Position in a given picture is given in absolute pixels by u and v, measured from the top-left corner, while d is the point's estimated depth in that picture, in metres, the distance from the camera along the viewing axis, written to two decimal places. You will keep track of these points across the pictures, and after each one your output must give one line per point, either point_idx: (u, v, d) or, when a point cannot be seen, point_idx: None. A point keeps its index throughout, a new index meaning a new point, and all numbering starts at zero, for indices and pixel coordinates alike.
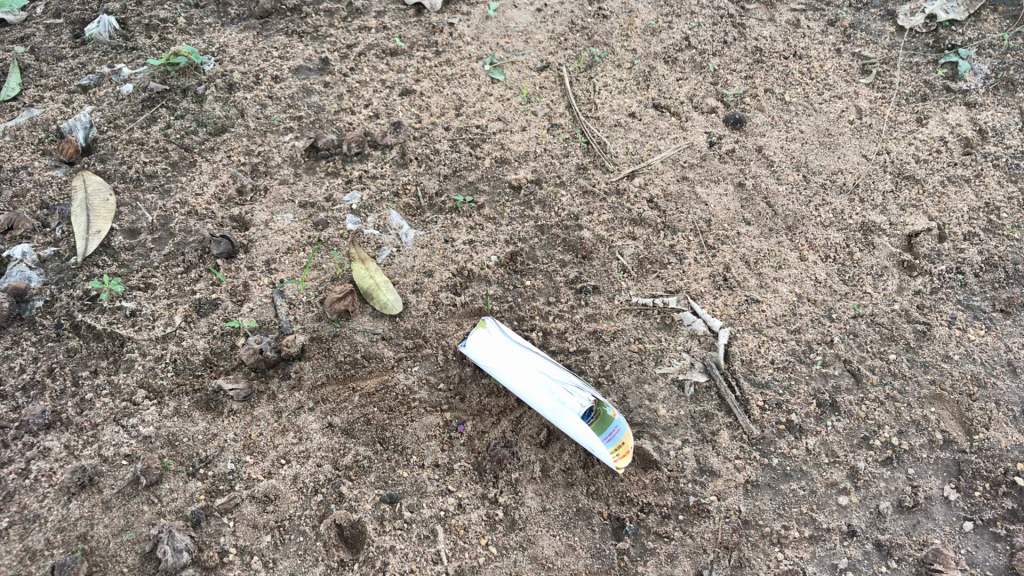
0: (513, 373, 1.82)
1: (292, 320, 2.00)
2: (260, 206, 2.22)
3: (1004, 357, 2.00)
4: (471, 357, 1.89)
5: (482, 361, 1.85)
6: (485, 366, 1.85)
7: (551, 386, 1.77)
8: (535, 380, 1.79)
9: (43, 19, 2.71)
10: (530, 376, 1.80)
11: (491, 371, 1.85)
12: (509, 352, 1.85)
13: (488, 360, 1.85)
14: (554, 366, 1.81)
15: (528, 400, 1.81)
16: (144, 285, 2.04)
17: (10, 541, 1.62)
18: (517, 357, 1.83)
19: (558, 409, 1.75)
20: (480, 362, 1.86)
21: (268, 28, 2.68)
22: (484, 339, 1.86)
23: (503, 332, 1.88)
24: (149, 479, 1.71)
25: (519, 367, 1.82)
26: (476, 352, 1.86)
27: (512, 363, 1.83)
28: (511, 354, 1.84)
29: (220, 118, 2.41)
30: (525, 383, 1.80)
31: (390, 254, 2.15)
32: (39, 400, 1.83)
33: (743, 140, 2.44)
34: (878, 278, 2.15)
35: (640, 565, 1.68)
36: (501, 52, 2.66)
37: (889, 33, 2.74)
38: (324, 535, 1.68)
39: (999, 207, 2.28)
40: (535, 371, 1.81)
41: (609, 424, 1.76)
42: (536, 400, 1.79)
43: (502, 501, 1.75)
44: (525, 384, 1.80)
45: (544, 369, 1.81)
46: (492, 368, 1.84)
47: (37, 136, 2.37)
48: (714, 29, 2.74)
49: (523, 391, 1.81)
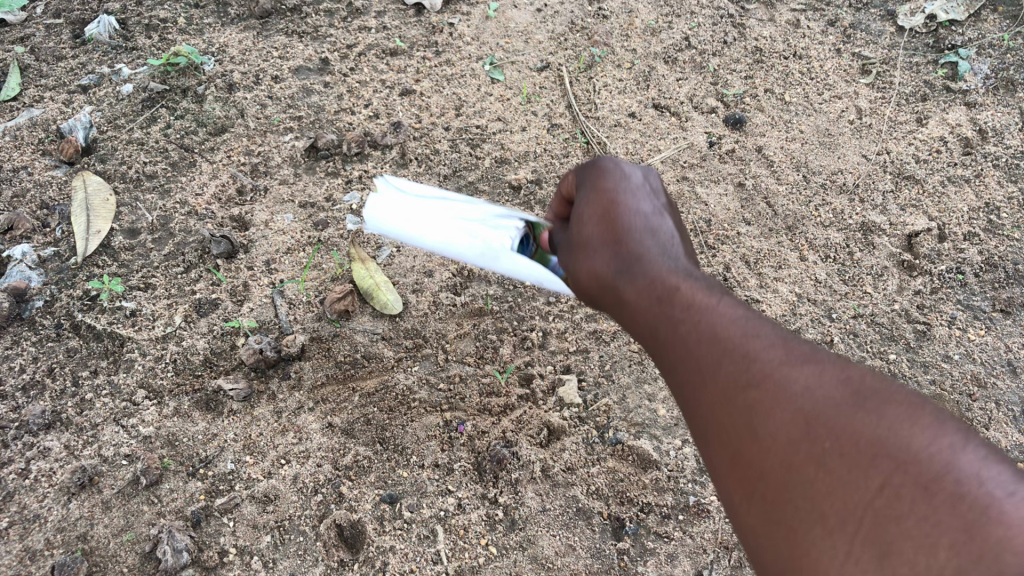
0: (425, 226, 1.39)
1: (292, 320, 2.00)
2: (259, 206, 2.23)
3: (1004, 357, 2.00)
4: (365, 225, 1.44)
5: (380, 223, 1.41)
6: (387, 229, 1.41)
7: (473, 227, 1.37)
8: (453, 226, 1.38)
9: (43, 19, 2.71)
10: (445, 222, 1.39)
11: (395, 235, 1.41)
12: (411, 203, 1.43)
13: (386, 219, 1.40)
14: (471, 209, 1.44)
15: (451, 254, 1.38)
16: (144, 285, 2.04)
17: (10, 540, 1.62)
18: (423, 207, 1.42)
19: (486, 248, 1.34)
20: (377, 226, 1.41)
21: (268, 28, 2.67)
22: (375, 195, 1.43)
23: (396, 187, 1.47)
24: (148, 479, 1.71)
25: (429, 217, 1.40)
26: (369, 214, 1.41)
27: (418, 215, 1.41)
28: (414, 205, 1.43)
29: (221, 118, 2.41)
30: (441, 232, 1.38)
31: (390, 254, 2.16)
32: (38, 400, 1.83)
33: (743, 140, 2.44)
34: (878, 278, 2.14)
35: (641, 565, 1.68)
36: (501, 52, 2.66)
37: (889, 33, 2.73)
38: (324, 535, 1.68)
39: (999, 207, 2.29)
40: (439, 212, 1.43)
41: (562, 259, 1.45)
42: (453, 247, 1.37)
43: (502, 501, 1.75)
44: (443, 234, 1.38)
45: (460, 213, 1.42)
46: (396, 228, 1.40)
47: (37, 136, 2.37)
48: (714, 29, 2.74)
49: (442, 243, 1.38)
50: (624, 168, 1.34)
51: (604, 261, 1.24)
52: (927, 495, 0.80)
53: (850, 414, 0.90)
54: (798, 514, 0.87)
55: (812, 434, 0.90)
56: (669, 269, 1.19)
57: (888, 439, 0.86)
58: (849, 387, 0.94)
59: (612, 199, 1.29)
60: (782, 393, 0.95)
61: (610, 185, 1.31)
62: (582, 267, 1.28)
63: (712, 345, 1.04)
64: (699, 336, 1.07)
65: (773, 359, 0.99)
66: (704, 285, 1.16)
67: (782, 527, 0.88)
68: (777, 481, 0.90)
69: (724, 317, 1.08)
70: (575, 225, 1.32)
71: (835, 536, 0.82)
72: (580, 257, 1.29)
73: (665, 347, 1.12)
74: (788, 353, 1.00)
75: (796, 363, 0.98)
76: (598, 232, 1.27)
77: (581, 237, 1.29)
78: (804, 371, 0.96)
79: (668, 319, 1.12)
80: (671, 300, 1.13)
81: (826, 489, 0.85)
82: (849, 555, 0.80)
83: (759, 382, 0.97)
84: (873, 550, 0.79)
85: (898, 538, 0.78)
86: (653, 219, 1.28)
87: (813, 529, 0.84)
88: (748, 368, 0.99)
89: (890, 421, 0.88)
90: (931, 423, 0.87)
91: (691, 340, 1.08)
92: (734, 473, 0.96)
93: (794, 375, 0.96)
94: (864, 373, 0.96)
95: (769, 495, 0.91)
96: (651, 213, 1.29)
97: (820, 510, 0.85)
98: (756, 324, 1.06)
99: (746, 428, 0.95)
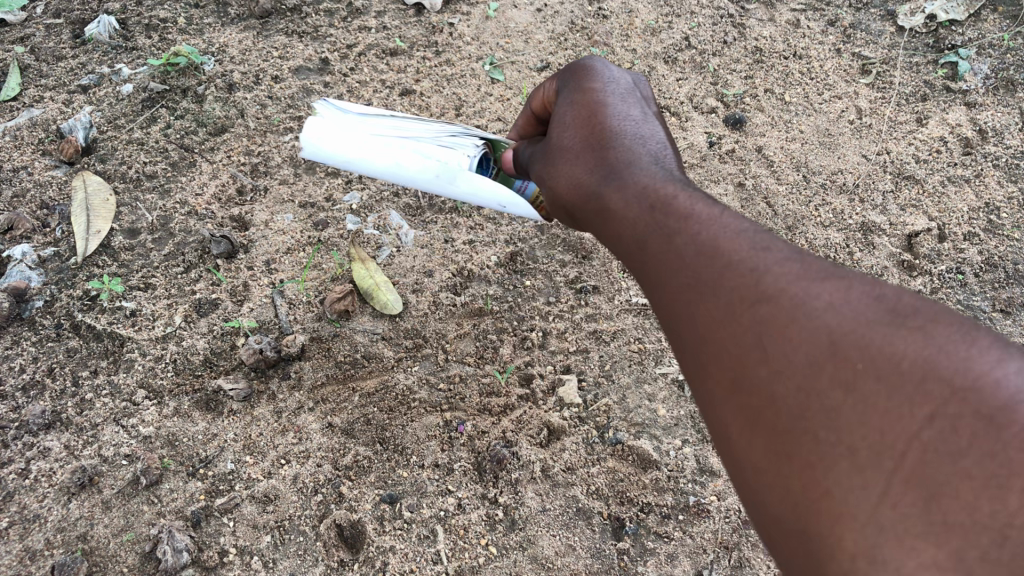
0: (381, 155, 1.68)
1: (292, 321, 2.01)
2: (259, 206, 2.23)
3: None
4: (325, 161, 1.72)
5: (340, 158, 1.70)
6: (347, 162, 1.70)
7: (425, 152, 1.66)
8: (406, 153, 1.67)
9: (43, 19, 2.70)
10: (398, 150, 1.68)
11: (356, 165, 1.71)
12: (361, 135, 1.69)
13: (344, 152, 1.69)
14: (418, 132, 1.69)
15: (411, 179, 1.70)
16: (144, 285, 2.04)
17: (10, 540, 1.62)
18: (373, 136, 1.69)
19: (442, 170, 1.66)
20: (338, 160, 1.70)
21: (268, 28, 2.67)
22: (326, 129, 1.68)
23: (340, 117, 1.70)
24: (149, 479, 1.71)
25: (381, 146, 1.68)
26: (328, 150, 1.69)
27: (372, 144, 1.68)
28: (364, 136, 1.69)
29: (220, 118, 2.41)
30: (397, 159, 1.68)
31: (390, 253, 2.16)
32: (38, 400, 1.83)
33: (743, 140, 2.44)
34: (878, 278, 2.14)
35: (641, 565, 1.68)
36: (501, 52, 2.66)
37: (889, 33, 2.73)
38: (324, 535, 1.68)
39: (999, 207, 2.29)
40: (391, 133, 1.69)
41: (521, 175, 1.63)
42: (410, 169, 1.68)
43: (502, 501, 1.75)
44: (398, 159, 1.68)
45: (408, 139, 1.69)
46: (356, 161, 1.70)
47: (37, 136, 2.37)
48: (714, 29, 2.73)
49: (400, 168, 1.68)
50: (608, 74, 1.47)
51: (585, 168, 1.31)
52: (983, 430, 0.73)
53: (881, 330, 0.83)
54: (818, 444, 0.79)
55: (835, 350, 0.83)
56: (665, 186, 1.17)
57: (932, 360, 0.79)
58: (878, 304, 0.87)
59: (593, 99, 1.41)
60: (803, 310, 0.88)
61: (593, 85, 1.44)
62: (562, 172, 1.36)
63: (712, 259, 1.00)
64: (700, 250, 1.02)
65: (791, 274, 0.93)
66: (706, 202, 1.12)
67: (797, 457, 0.80)
68: (794, 406, 0.82)
69: (730, 234, 1.02)
70: (555, 129, 1.43)
71: (868, 470, 0.74)
72: (560, 162, 1.37)
73: (664, 267, 1.06)
74: (806, 269, 0.94)
75: (815, 277, 0.92)
76: (578, 135, 1.37)
77: (562, 142, 1.39)
78: (823, 285, 0.90)
79: (668, 237, 1.08)
80: (669, 215, 1.11)
81: (857, 416, 0.78)
82: (887, 495, 0.72)
83: (774, 297, 0.91)
84: (919, 491, 0.71)
85: (947, 479, 0.71)
86: (633, 121, 1.37)
87: (839, 462, 0.76)
88: (754, 281, 0.94)
89: (931, 341, 0.81)
90: (979, 347, 0.81)
91: (694, 256, 1.02)
92: (739, 400, 0.89)
93: (815, 290, 0.90)
94: (895, 293, 0.89)
95: (782, 424, 0.83)
96: (635, 123, 1.36)
97: (848, 439, 0.77)
98: (766, 241, 1.00)
99: (755, 342, 0.89)
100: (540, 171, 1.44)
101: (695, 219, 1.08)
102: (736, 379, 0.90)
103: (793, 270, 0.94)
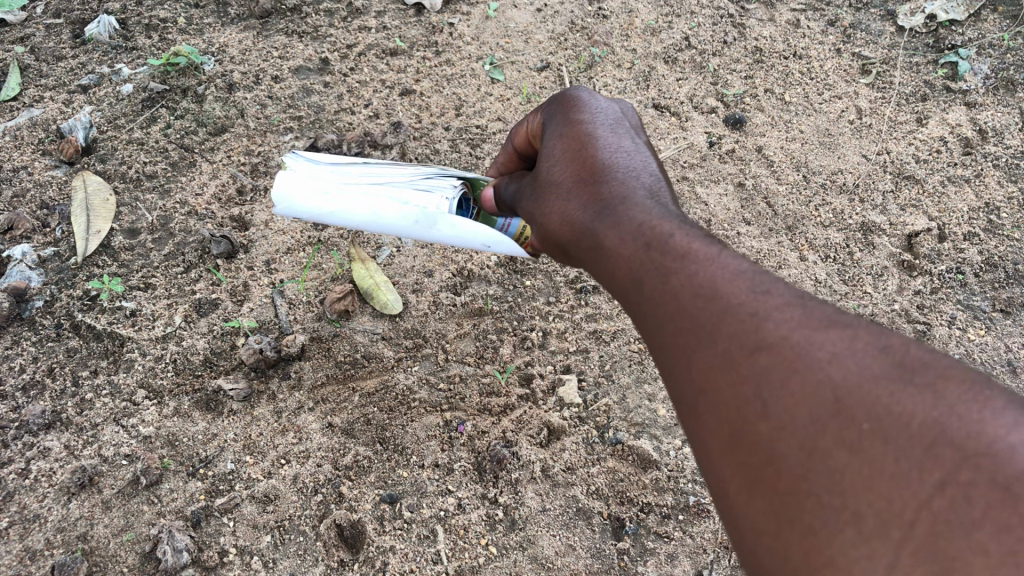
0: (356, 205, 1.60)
1: (292, 320, 2.01)
2: (260, 206, 2.23)
3: (1004, 357, 2.01)
4: (296, 213, 1.63)
5: (312, 210, 1.61)
6: (319, 213, 1.61)
7: (402, 198, 1.59)
8: (382, 201, 1.60)
9: (43, 19, 2.70)
10: (374, 199, 1.60)
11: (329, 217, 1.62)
12: (333, 184, 1.61)
13: (316, 204, 1.60)
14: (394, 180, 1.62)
15: (390, 228, 1.62)
16: (144, 285, 2.04)
17: (10, 540, 1.62)
18: (346, 185, 1.61)
19: (422, 215, 1.58)
20: (310, 212, 1.61)
21: (268, 28, 2.67)
22: (294, 180, 1.60)
23: (310, 167, 1.63)
24: (149, 479, 1.71)
25: (355, 196, 1.60)
26: (299, 202, 1.60)
27: (345, 194, 1.60)
28: (337, 185, 1.61)
29: (221, 118, 2.41)
30: (374, 207, 1.59)
31: (390, 254, 2.16)
32: (38, 401, 1.83)
33: (743, 140, 2.44)
34: (878, 278, 2.14)
35: (641, 565, 1.68)
36: (501, 52, 2.66)
37: (889, 33, 2.73)
38: (324, 535, 1.67)
39: (999, 207, 2.29)
40: (365, 181, 1.62)
41: (504, 212, 1.64)
42: (388, 217, 1.60)
43: (502, 501, 1.74)
44: (375, 208, 1.59)
45: (384, 186, 1.61)
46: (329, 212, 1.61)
47: (37, 136, 2.37)
48: (714, 29, 2.73)
49: (377, 217, 1.60)
50: (596, 104, 1.49)
51: (577, 205, 1.31)
52: (1000, 501, 0.68)
53: (888, 388, 0.80)
54: (822, 510, 0.76)
55: (840, 409, 0.80)
56: (660, 223, 1.16)
57: (942, 422, 0.76)
58: (887, 357, 0.84)
59: (581, 131, 1.42)
60: (806, 362, 0.85)
61: (580, 117, 1.46)
62: (553, 210, 1.35)
63: (711, 302, 0.98)
64: (698, 293, 1.00)
65: (793, 321, 0.90)
66: (703, 238, 1.10)
67: (799, 522, 0.77)
68: (796, 467, 0.80)
69: (729, 275, 1.00)
70: (543, 163, 1.43)
71: (876, 542, 0.71)
72: (552, 199, 1.37)
73: (661, 310, 1.04)
74: (808, 315, 0.91)
75: (821, 326, 0.89)
76: (568, 168, 1.38)
77: (554, 178, 1.39)
78: (828, 335, 0.87)
79: (666, 277, 1.06)
80: (666, 253, 1.09)
81: (862, 481, 0.75)
82: (894, 569, 0.69)
83: (775, 346, 0.88)
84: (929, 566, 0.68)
85: (958, 553, 0.67)
86: (625, 153, 1.37)
87: (843, 531, 0.73)
88: (754, 329, 0.91)
89: (942, 399, 0.78)
90: (994, 407, 0.76)
91: (692, 299, 1.00)
92: (738, 455, 0.86)
93: (819, 340, 0.87)
94: (902, 343, 0.86)
95: (784, 485, 0.80)
96: (625, 156, 1.36)
97: (853, 507, 0.74)
98: (767, 284, 0.97)
99: (755, 395, 0.86)
100: (529, 206, 1.44)
101: (692, 258, 1.06)
102: (735, 433, 0.87)
103: (796, 317, 0.91)
